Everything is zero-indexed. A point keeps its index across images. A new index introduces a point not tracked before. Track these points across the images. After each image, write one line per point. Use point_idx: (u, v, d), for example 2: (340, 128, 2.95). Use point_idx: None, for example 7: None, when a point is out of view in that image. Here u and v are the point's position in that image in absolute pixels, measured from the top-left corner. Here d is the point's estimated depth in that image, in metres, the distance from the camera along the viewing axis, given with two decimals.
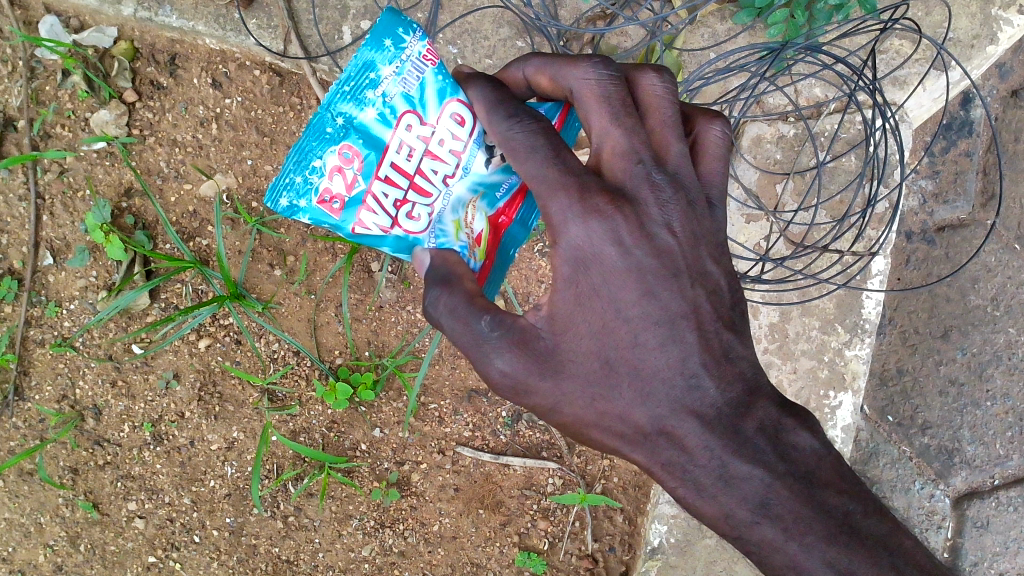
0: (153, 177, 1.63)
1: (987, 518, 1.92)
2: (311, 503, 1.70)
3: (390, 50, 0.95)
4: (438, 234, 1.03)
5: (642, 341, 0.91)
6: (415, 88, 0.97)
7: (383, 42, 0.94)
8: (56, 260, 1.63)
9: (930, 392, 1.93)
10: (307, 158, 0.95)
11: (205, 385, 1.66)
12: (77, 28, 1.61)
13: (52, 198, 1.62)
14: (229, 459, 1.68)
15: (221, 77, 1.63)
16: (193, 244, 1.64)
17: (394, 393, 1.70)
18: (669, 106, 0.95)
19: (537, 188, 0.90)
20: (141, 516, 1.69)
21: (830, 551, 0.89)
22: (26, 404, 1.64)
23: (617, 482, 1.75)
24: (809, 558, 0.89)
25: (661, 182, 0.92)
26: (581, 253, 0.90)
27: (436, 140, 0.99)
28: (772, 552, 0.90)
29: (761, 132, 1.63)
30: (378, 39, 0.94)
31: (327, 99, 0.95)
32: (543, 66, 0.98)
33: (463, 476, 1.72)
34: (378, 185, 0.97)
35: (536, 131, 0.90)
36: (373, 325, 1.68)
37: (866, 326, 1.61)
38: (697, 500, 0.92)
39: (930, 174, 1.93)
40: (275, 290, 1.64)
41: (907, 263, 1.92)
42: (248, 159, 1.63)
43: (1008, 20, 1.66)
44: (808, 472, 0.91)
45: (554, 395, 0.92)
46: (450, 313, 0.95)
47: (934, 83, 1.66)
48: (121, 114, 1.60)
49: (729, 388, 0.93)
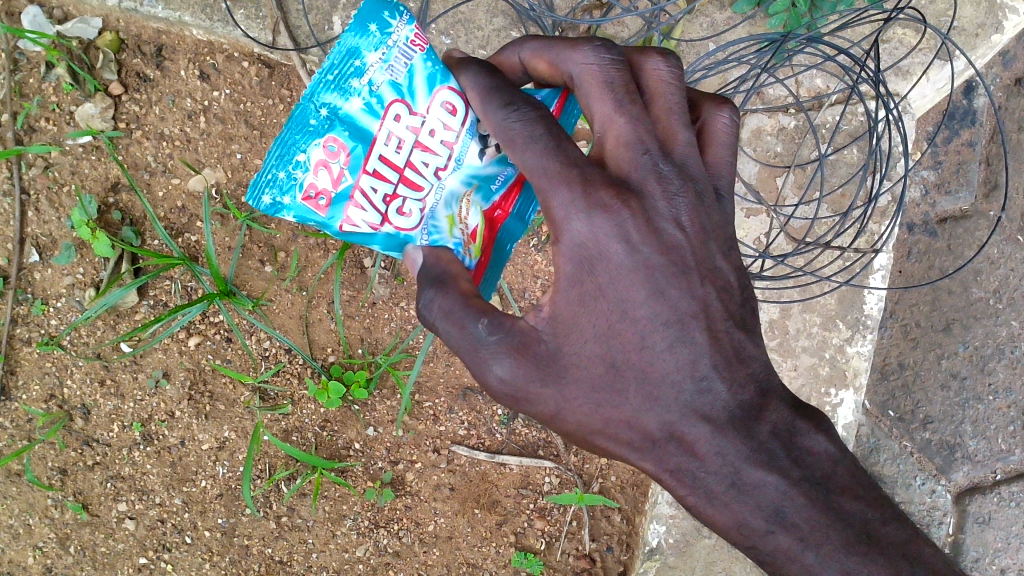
0: (140, 171, 1.59)
1: (988, 513, 1.90)
2: (304, 503, 1.68)
3: (375, 35, 0.92)
4: (431, 231, 1.00)
5: (651, 343, 0.88)
6: (403, 76, 0.94)
7: (368, 27, 0.92)
8: (43, 257, 1.60)
9: (931, 385, 1.90)
10: (290, 152, 0.92)
11: (195, 383, 1.64)
12: (61, 18, 1.57)
13: (37, 193, 1.58)
14: (221, 459, 1.66)
15: (209, 69, 1.59)
16: (182, 240, 1.61)
17: (387, 390, 1.67)
18: (676, 92, 0.92)
19: (536, 181, 0.86)
20: (131, 517, 1.67)
21: (849, 561, 0.86)
22: (13, 404, 1.61)
23: (615, 481, 1.72)
24: (827, 569, 0.86)
25: (669, 173, 0.89)
26: (586, 250, 0.87)
27: (427, 131, 0.96)
28: (789, 562, 0.88)
29: (761, 124, 1.59)
30: (363, 24, 0.91)
31: (310, 89, 0.92)
32: (541, 51, 0.95)
33: (458, 475, 1.70)
34: (366, 179, 0.94)
35: (534, 119, 0.87)
36: (366, 322, 1.65)
37: (868, 322, 1.59)
38: (709, 508, 0.89)
39: (932, 164, 1.89)
40: (266, 288, 1.61)
41: (909, 255, 1.90)
42: (237, 152, 1.60)
43: (1013, 8, 1.62)
44: (824, 478, 0.89)
45: (556, 401, 0.89)
46: (445, 317, 0.92)
47: (938, 73, 1.61)
48: (107, 107, 1.56)
49: (741, 391, 0.89)
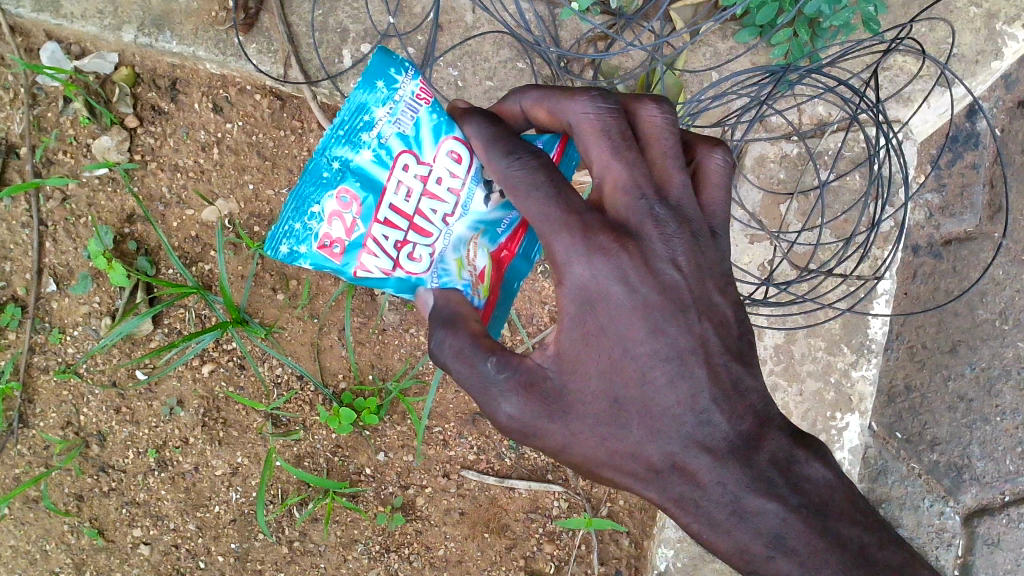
0: (155, 203, 1.63)
1: (997, 535, 1.91)
2: (316, 528, 1.70)
3: (382, 91, 0.95)
4: (440, 274, 1.02)
5: (651, 378, 0.90)
6: (410, 128, 0.97)
7: (375, 83, 0.95)
8: (60, 286, 1.63)
9: (938, 407, 1.91)
10: (305, 204, 0.96)
11: (209, 410, 1.66)
12: (78, 54, 1.61)
13: (55, 225, 1.61)
14: (234, 485, 1.68)
15: (222, 102, 1.63)
16: (196, 269, 1.64)
17: (397, 416, 1.70)
18: (669, 137, 0.94)
19: (539, 227, 0.89)
20: (146, 542, 1.69)
21: None
22: (31, 431, 1.65)
23: (624, 505, 1.73)
24: None
25: (664, 216, 0.91)
26: (587, 292, 0.88)
27: (434, 179, 0.99)
28: None
29: (764, 151, 1.62)
30: (370, 80, 0.95)
31: (322, 144, 0.96)
32: (541, 100, 0.98)
33: (468, 500, 1.72)
34: (377, 227, 0.97)
35: (535, 167, 0.89)
36: (376, 348, 1.67)
37: (873, 346, 1.60)
38: (711, 535, 0.91)
39: (936, 187, 1.91)
40: (278, 315, 1.64)
41: (914, 277, 1.91)
42: (250, 183, 1.63)
43: (1013, 35, 1.64)
44: (821, 503, 0.90)
45: (563, 436, 0.91)
46: (456, 356, 0.95)
47: (938, 100, 1.64)
48: (123, 140, 1.60)
49: (740, 422, 0.91)
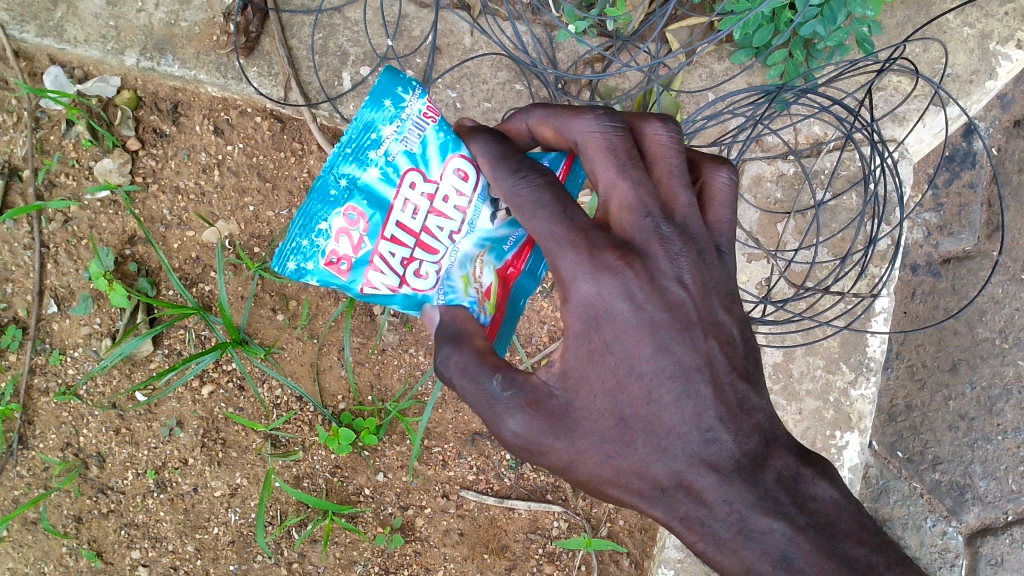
0: (156, 224, 1.64)
1: (1000, 555, 1.90)
2: (315, 549, 1.70)
3: (389, 109, 0.96)
4: (447, 291, 1.03)
5: (657, 397, 0.89)
6: (417, 146, 0.98)
7: (382, 102, 0.95)
8: (61, 307, 1.63)
9: (940, 426, 1.91)
10: (313, 222, 0.96)
11: (209, 431, 1.66)
12: (82, 78, 1.63)
13: (57, 246, 1.63)
14: (233, 506, 1.68)
15: (223, 125, 1.64)
16: (197, 290, 1.65)
17: (397, 436, 1.70)
18: (675, 156, 0.95)
19: (545, 244, 0.90)
20: (144, 564, 1.69)
21: None
22: (31, 453, 1.65)
23: (623, 525, 1.73)
24: None
25: (670, 234, 0.91)
26: (593, 309, 0.89)
27: (441, 197, 1.00)
28: None
29: (761, 171, 1.63)
30: (378, 99, 0.95)
31: (330, 161, 0.96)
32: (547, 118, 0.99)
33: (467, 520, 1.71)
34: (384, 244, 0.98)
35: (540, 185, 0.90)
36: (376, 368, 1.68)
37: (872, 364, 1.61)
38: (717, 554, 0.90)
39: (933, 207, 1.91)
40: (278, 335, 1.64)
41: (913, 296, 1.91)
42: (250, 205, 1.65)
43: (1006, 55, 1.66)
44: (827, 523, 0.89)
45: (569, 453, 0.91)
46: (461, 373, 0.95)
47: (933, 119, 1.66)
48: (124, 162, 1.61)
49: (746, 440, 0.91)
